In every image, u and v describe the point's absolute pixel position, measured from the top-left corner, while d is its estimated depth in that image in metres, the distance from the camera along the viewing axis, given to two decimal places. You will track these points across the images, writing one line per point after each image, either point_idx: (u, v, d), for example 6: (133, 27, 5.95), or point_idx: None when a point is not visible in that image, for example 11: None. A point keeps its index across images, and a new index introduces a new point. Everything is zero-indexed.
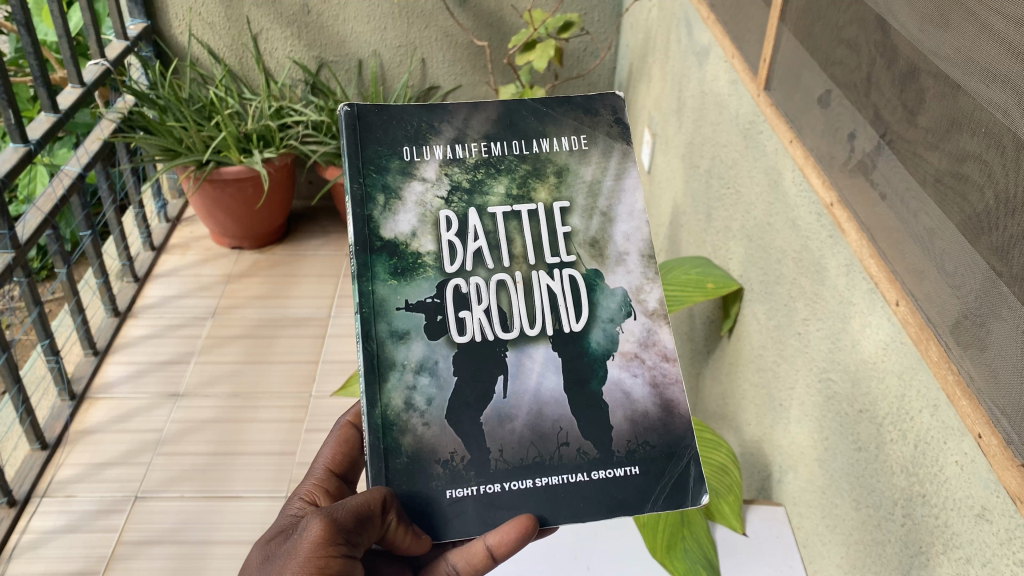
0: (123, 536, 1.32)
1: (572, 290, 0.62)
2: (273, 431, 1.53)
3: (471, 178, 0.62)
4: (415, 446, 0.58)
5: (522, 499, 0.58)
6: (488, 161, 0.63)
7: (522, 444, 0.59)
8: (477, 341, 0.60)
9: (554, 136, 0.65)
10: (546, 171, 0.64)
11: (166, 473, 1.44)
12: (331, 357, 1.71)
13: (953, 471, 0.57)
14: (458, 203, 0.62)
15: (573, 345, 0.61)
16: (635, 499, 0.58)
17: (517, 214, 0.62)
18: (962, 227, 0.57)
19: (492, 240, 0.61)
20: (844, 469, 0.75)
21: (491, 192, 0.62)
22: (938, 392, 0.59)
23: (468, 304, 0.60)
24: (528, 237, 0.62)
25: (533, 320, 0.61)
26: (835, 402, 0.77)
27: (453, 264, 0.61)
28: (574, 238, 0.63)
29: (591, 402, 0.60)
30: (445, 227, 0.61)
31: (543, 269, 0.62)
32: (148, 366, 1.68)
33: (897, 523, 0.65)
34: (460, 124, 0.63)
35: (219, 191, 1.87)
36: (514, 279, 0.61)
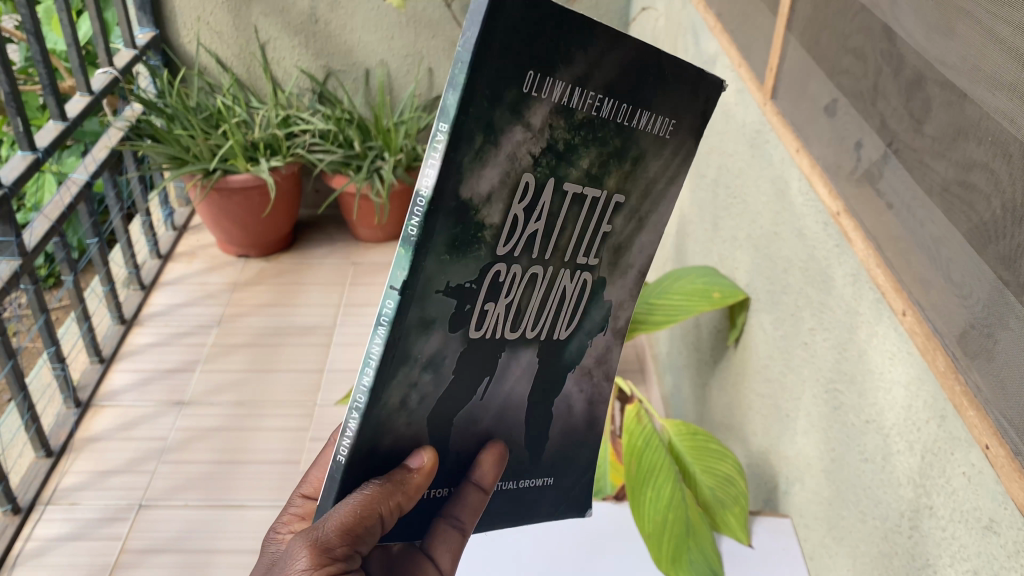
0: (127, 545, 1.32)
1: (580, 296, 0.48)
2: (278, 439, 1.53)
3: (568, 141, 0.40)
4: (392, 444, 0.45)
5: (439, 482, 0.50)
6: (592, 122, 0.40)
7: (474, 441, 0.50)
8: (487, 339, 0.44)
9: (656, 112, 0.43)
10: (629, 155, 0.43)
11: (170, 482, 1.43)
12: (337, 365, 1.71)
13: (959, 482, 0.57)
14: (542, 170, 0.39)
15: (551, 352, 0.49)
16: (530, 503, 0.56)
17: (582, 201, 0.43)
18: (968, 236, 0.56)
19: (550, 227, 0.42)
20: (851, 481, 0.74)
21: (577, 166, 0.41)
22: (944, 402, 0.59)
23: (497, 294, 0.43)
24: (578, 229, 0.44)
25: (537, 322, 0.46)
26: (841, 413, 0.76)
27: (509, 244, 0.41)
28: (608, 240, 0.47)
29: (542, 408, 0.52)
30: (504, 195, 0.38)
31: (570, 269, 0.46)
32: (152, 373, 1.68)
33: (904, 536, 0.65)
34: (591, 59, 0.37)
35: (226, 199, 1.88)
36: (545, 274, 0.44)
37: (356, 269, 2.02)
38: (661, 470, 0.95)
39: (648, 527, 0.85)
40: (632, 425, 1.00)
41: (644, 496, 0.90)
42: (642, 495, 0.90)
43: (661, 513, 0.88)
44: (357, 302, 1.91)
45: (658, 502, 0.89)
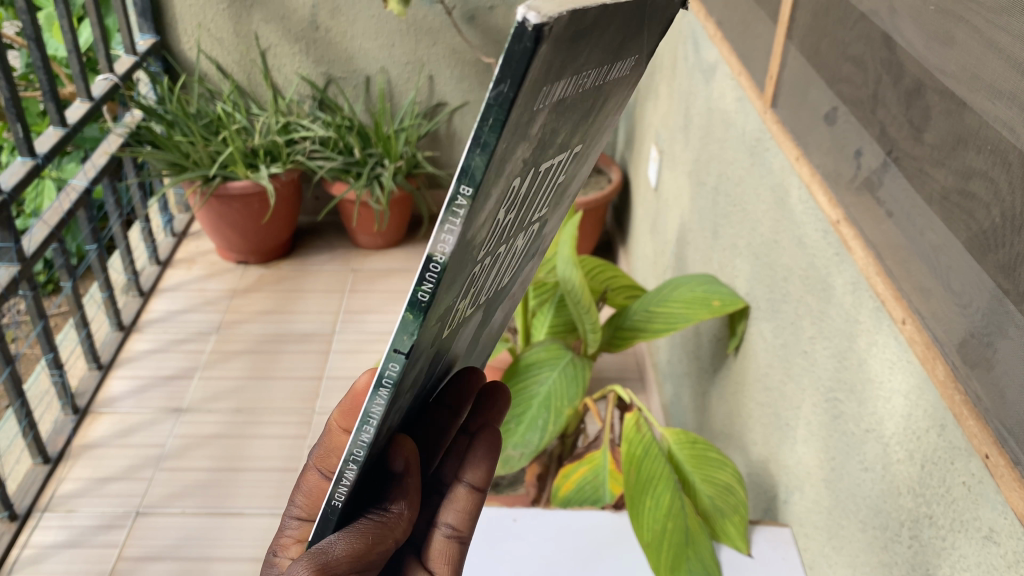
0: (124, 552, 1.32)
1: (524, 247, 0.42)
2: (275, 446, 1.52)
3: (555, 127, 0.32)
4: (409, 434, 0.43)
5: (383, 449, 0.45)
6: (581, 96, 0.33)
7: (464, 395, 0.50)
8: (458, 326, 0.38)
9: (627, 54, 0.36)
10: (598, 106, 0.37)
11: (167, 489, 1.43)
12: (335, 373, 1.71)
13: (959, 492, 0.56)
14: (529, 167, 0.32)
15: (496, 305, 0.45)
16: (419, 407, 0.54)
17: (551, 168, 0.37)
18: (967, 245, 0.56)
19: (523, 202, 0.36)
20: (850, 490, 0.74)
21: (557, 142, 0.34)
22: (944, 411, 0.58)
23: (473, 285, 0.36)
24: (543, 190, 0.38)
25: (493, 288, 0.41)
26: (841, 422, 0.76)
27: (492, 239, 0.34)
28: (556, 190, 0.41)
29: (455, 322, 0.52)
30: (503, 205, 0.32)
31: (525, 229, 0.40)
32: (150, 380, 1.67)
33: (903, 545, 0.64)
34: (592, 46, 0.30)
35: (225, 205, 1.88)
36: (510, 243, 0.38)
37: (356, 276, 2.02)
38: (659, 478, 0.94)
39: (646, 534, 0.85)
40: (631, 434, 1.01)
41: (644, 503, 0.90)
42: (642, 503, 0.89)
43: (661, 521, 0.87)
44: (356, 310, 1.90)
45: (657, 509, 0.89)
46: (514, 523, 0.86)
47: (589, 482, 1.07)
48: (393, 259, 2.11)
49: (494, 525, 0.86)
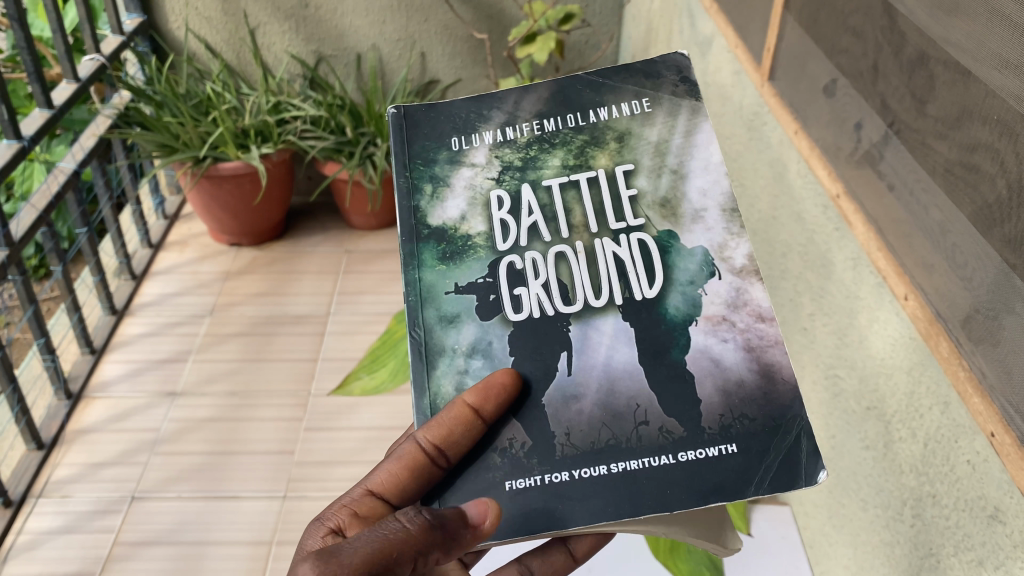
0: (121, 537, 1.31)
1: (641, 256, 0.57)
2: (272, 429, 1.51)
3: (524, 156, 0.60)
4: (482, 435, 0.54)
5: (599, 488, 0.52)
6: (541, 138, 0.60)
7: (591, 427, 0.53)
8: (534, 318, 0.56)
9: (613, 104, 0.61)
10: (606, 139, 0.60)
11: (164, 473, 1.42)
12: (329, 355, 1.69)
13: (964, 471, 0.55)
14: (660, 236, 0.57)
15: (646, 313, 0.55)
16: (735, 483, 0.50)
17: (575, 184, 0.59)
18: (972, 219, 0.55)
19: (549, 213, 0.59)
20: (851, 468, 0.73)
21: (594, 162, 0.60)
22: (948, 389, 0.57)
23: (525, 279, 0.57)
24: (588, 206, 0.58)
25: (650, 280, 0.56)
26: (842, 399, 0.75)
27: (506, 242, 0.58)
28: (640, 201, 0.58)
29: (674, 373, 0.54)
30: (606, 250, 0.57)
31: (607, 236, 0.58)
32: (144, 364, 1.66)
33: (906, 524, 0.63)
34: (511, 108, 0.61)
35: (216, 186, 1.86)
36: (575, 250, 0.57)
37: (350, 257, 2.00)
38: None
39: None
40: None
41: None
42: None
43: None
44: (351, 291, 1.88)
45: None
46: None
47: None
48: (386, 239, 2.08)
49: None
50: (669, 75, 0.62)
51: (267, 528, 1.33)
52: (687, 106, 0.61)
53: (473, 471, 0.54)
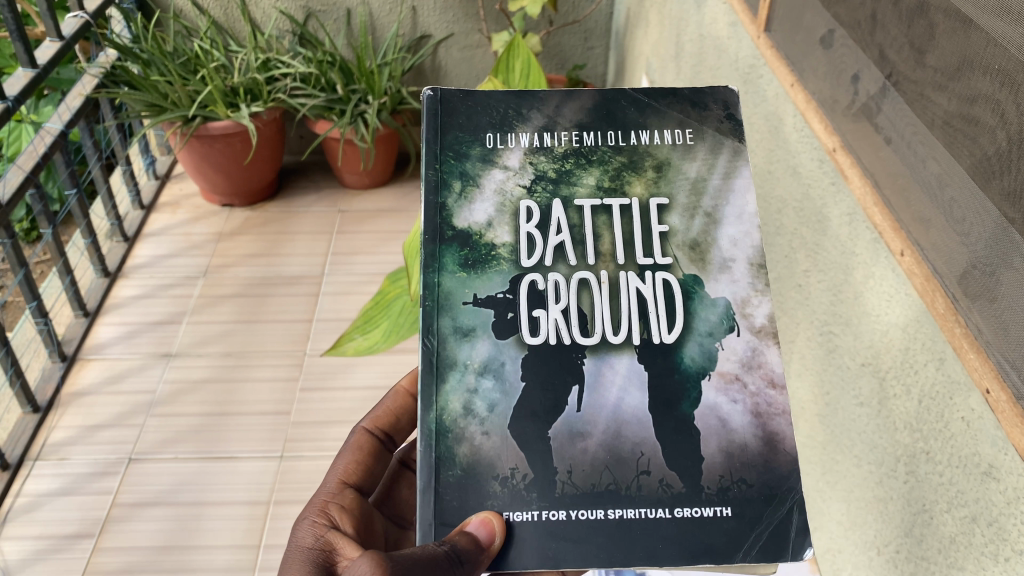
0: (119, 498, 1.31)
1: (664, 297, 0.55)
2: (267, 390, 1.51)
3: (558, 168, 0.58)
4: (470, 458, 0.53)
5: (592, 534, 0.51)
6: (578, 151, 0.59)
7: (595, 466, 0.53)
8: (551, 344, 0.54)
9: (656, 129, 0.59)
10: (645, 165, 0.58)
11: (161, 435, 1.42)
12: (324, 315, 1.68)
13: (958, 428, 0.55)
14: (684, 278, 0.55)
15: (663, 358, 0.54)
16: (726, 547, 0.51)
17: (607, 208, 0.57)
18: (971, 172, 0.54)
19: (577, 235, 0.57)
20: (846, 425, 0.72)
21: (629, 189, 0.58)
22: (944, 345, 0.57)
23: (544, 303, 0.55)
24: (618, 235, 0.56)
25: (670, 325, 0.55)
26: (837, 356, 0.74)
27: (531, 258, 0.56)
28: (671, 238, 0.56)
29: (680, 426, 0.53)
30: (634, 285, 0.55)
31: (632, 270, 0.56)
32: (139, 326, 1.65)
33: (900, 481, 0.63)
34: (551, 112, 0.60)
35: (207, 147, 1.84)
36: (598, 278, 0.55)
37: (343, 217, 1.98)
38: None
39: None
40: None
41: None
42: None
43: None
44: (344, 251, 1.86)
45: None
46: None
47: None
48: (379, 198, 2.06)
49: None
50: (716, 109, 0.60)
51: (265, 489, 1.33)
52: (729, 149, 0.58)
53: (473, 494, 0.52)
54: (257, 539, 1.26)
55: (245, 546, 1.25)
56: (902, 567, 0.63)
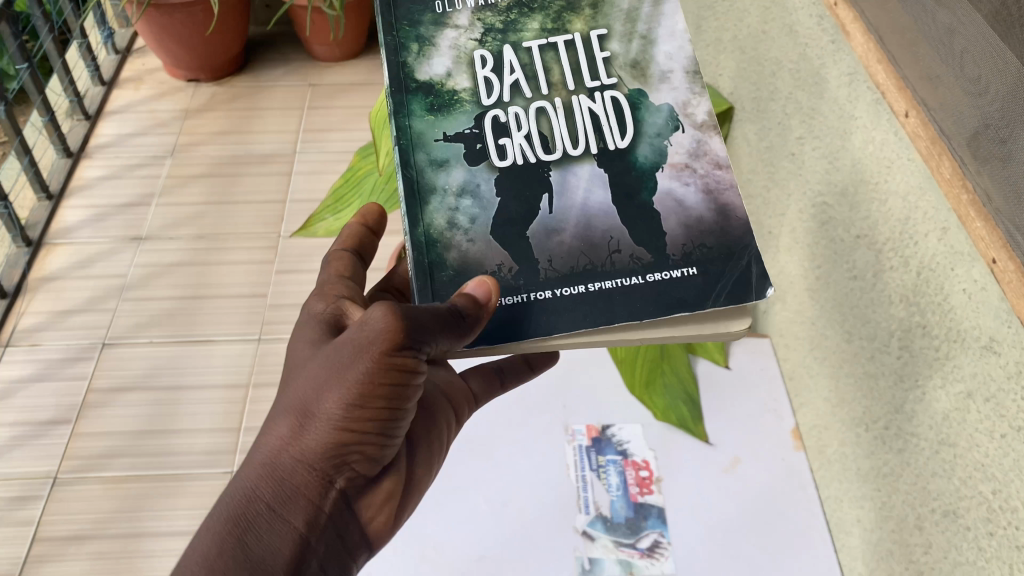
0: (94, 383, 1.29)
1: (614, 111, 0.56)
2: (242, 272, 1.47)
3: (504, 19, 0.57)
4: (459, 264, 0.53)
5: (578, 305, 0.51)
6: (519, 0, 0.57)
7: (572, 254, 0.53)
8: (519, 165, 0.55)
9: None
10: (580, 3, 0.58)
11: (134, 319, 1.39)
12: (298, 195, 1.62)
13: (958, 300, 0.52)
14: (634, 95, 0.56)
15: (619, 161, 0.55)
16: (698, 298, 0.51)
17: (553, 46, 0.57)
18: (989, 22, 0.48)
19: (529, 71, 0.56)
20: (836, 299, 0.69)
21: (571, 25, 0.57)
22: (948, 213, 0.53)
23: (508, 131, 0.55)
24: (565, 65, 0.56)
25: (623, 131, 0.55)
26: (830, 228, 0.70)
27: (490, 98, 0.56)
28: (614, 62, 0.57)
29: (643, 213, 0.54)
30: (586, 107, 0.56)
31: (583, 93, 0.56)
32: (106, 209, 1.59)
33: (892, 356, 0.60)
34: None
35: (166, 17, 1.72)
36: (554, 105, 0.56)
37: (315, 92, 1.89)
38: None
39: None
40: None
41: None
42: None
43: None
44: (318, 128, 1.79)
45: None
46: None
47: None
48: (353, 71, 1.97)
49: None
50: None
51: (243, 372, 1.31)
52: None
53: (464, 289, 0.52)
54: (237, 422, 1.24)
55: (225, 429, 1.24)
56: (889, 443, 0.61)
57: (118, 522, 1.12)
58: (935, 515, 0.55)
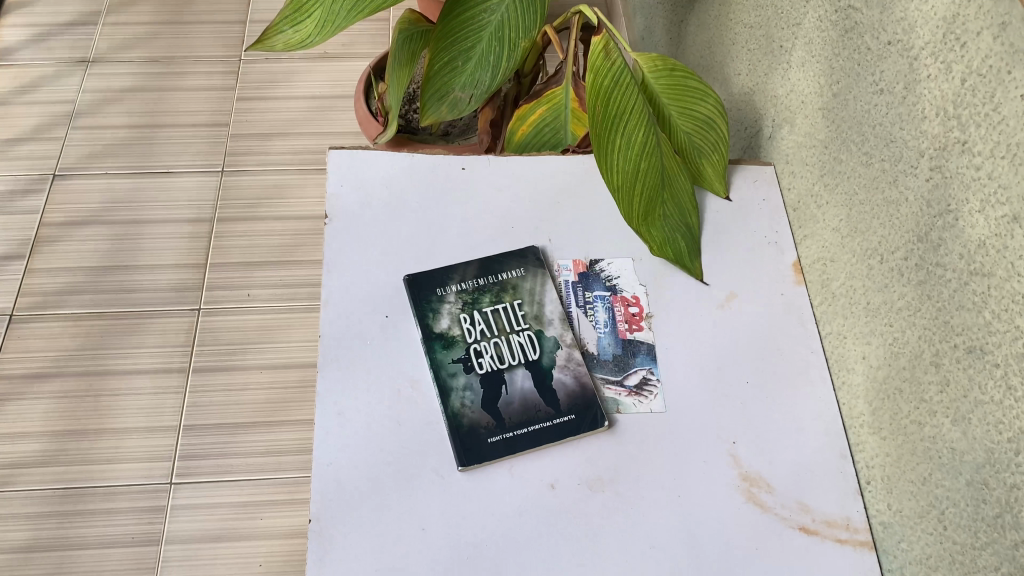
0: (47, 218, 1.20)
1: (540, 337, 0.67)
2: (202, 100, 1.36)
3: (470, 297, 0.68)
4: (463, 421, 0.62)
5: (525, 432, 0.61)
6: (474, 290, 0.69)
7: (520, 414, 0.62)
8: (491, 371, 0.64)
9: (509, 266, 0.70)
10: (505, 289, 0.69)
11: (86, 149, 1.28)
12: (260, 16, 1.49)
13: (1015, 109, 0.45)
14: (552, 339, 0.67)
15: (536, 368, 0.65)
16: (580, 423, 0.62)
17: (498, 311, 0.68)
18: None
19: (484, 328, 0.67)
20: (857, 118, 0.62)
21: (504, 300, 0.68)
22: (1010, 5, 0.45)
23: (478, 358, 0.65)
24: (507, 320, 0.67)
25: (545, 335, 0.67)
26: (854, 36, 0.62)
27: (470, 337, 0.66)
28: (532, 318, 0.68)
29: (548, 385, 0.64)
30: (519, 341, 0.66)
31: (518, 334, 0.67)
32: (47, 28, 1.44)
33: (920, 179, 0.54)
34: (452, 271, 0.70)
35: None
36: (505, 342, 0.66)
37: None
38: (632, 111, 0.73)
39: (617, 180, 0.71)
40: (598, 62, 0.74)
41: (610, 148, 0.72)
42: (608, 147, 0.72)
43: (633, 164, 0.72)
44: None
45: (627, 153, 0.72)
46: (463, 173, 0.76)
47: (546, 125, 0.83)
48: None
49: (441, 171, 0.76)
50: (534, 255, 0.71)
51: (207, 206, 1.23)
52: (542, 251, 0.72)
53: (458, 438, 0.61)
54: (202, 258, 1.17)
55: (189, 265, 1.17)
56: (908, 276, 0.55)
57: (80, 360, 1.07)
58: (957, 352, 0.50)
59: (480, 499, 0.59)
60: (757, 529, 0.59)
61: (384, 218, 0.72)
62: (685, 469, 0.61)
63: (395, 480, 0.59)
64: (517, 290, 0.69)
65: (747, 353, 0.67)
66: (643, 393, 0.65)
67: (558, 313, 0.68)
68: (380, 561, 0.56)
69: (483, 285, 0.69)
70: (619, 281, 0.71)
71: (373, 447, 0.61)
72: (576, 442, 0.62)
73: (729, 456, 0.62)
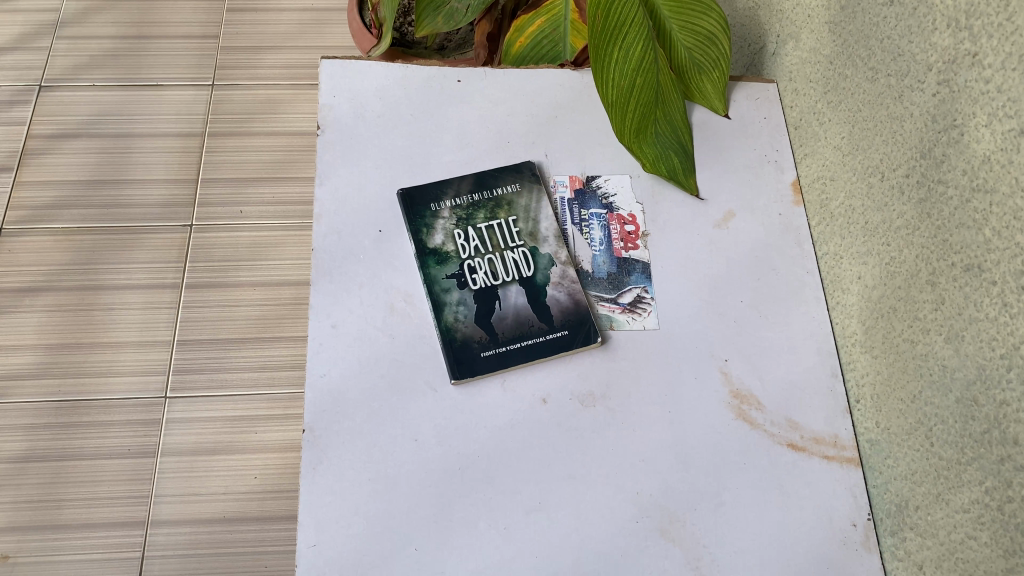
0: (34, 130, 1.18)
1: (535, 254, 0.66)
2: (191, 11, 1.32)
3: (464, 214, 0.67)
4: (455, 334, 0.61)
5: (519, 349, 0.61)
6: (469, 205, 0.68)
7: (513, 331, 0.62)
8: (484, 287, 0.64)
9: (504, 181, 0.69)
10: (500, 204, 0.68)
11: (73, 60, 1.24)
12: None
13: None
14: (546, 257, 0.66)
15: (530, 285, 0.64)
16: (573, 341, 0.62)
17: (493, 228, 0.67)
18: None
19: (479, 244, 0.66)
20: (864, 32, 0.60)
21: (499, 217, 0.68)
22: None
23: (472, 273, 0.64)
24: (501, 237, 0.67)
25: (540, 252, 0.66)
26: None
27: (464, 252, 0.65)
28: (527, 235, 0.67)
29: (541, 302, 0.64)
30: (513, 258, 0.66)
31: (512, 251, 0.66)
32: None
33: (927, 94, 0.53)
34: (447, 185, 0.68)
35: None
36: (499, 258, 0.65)
37: None
38: (632, 24, 0.70)
39: (611, 93, 0.69)
40: None
41: (606, 60, 0.70)
42: (605, 59, 0.70)
43: (629, 79, 0.70)
44: None
45: (623, 66, 0.70)
46: (459, 85, 0.74)
47: (544, 37, 0.81)
48: None
49: (436, 84, 0.74)
50: (530, 171, 0.70)
51: (198, 120, 1.20)
52: (539, 167, 0.71)
53: (449, 351, 0.61)
54: (194, 174, 1.16)
55: (180, 181, 1.15)
56: (909, 194, 0.55)
57: (72, 275, 1.07)
58: (954, 270, 0.50)
59: (472, 412, 0.59)
60: (745, 444, 0.60)
61: (376, 129, 0.71)
62: (676, 385, 0.62)
63: (388, 392, 0.60)
64: (511, 206, 0.68)
65: (742, 272, 0.67)
66: (637, 310, 0.65)
67: (553, 231, 0.67)
68: (373, 472, 0.57)
69: (477, 200, 0.68)
70: (616, 199, 0.70)
71: (366, 359, 0.61)
72: (568, 358, 0.62)
73: (720, 371, 0.62)
